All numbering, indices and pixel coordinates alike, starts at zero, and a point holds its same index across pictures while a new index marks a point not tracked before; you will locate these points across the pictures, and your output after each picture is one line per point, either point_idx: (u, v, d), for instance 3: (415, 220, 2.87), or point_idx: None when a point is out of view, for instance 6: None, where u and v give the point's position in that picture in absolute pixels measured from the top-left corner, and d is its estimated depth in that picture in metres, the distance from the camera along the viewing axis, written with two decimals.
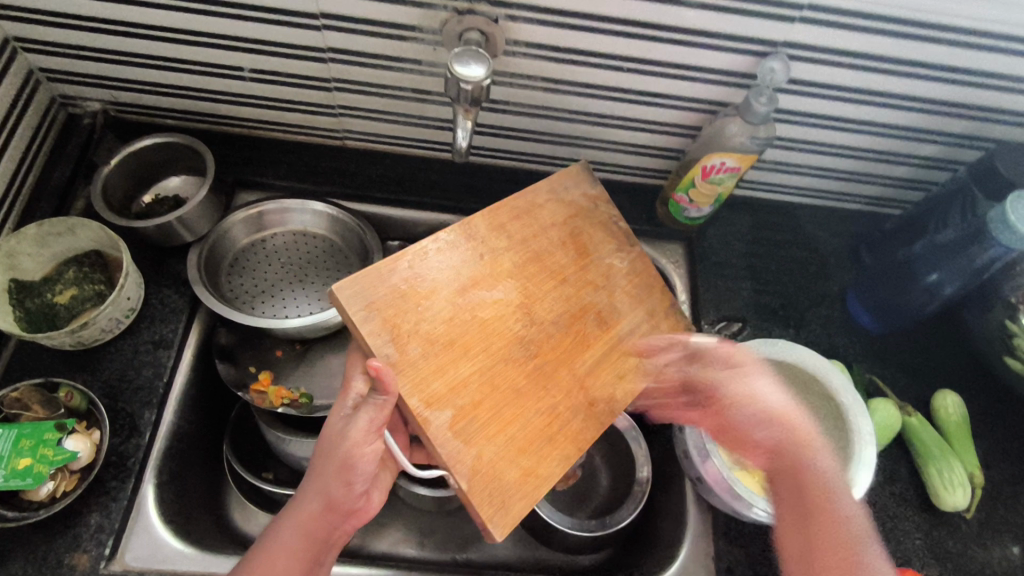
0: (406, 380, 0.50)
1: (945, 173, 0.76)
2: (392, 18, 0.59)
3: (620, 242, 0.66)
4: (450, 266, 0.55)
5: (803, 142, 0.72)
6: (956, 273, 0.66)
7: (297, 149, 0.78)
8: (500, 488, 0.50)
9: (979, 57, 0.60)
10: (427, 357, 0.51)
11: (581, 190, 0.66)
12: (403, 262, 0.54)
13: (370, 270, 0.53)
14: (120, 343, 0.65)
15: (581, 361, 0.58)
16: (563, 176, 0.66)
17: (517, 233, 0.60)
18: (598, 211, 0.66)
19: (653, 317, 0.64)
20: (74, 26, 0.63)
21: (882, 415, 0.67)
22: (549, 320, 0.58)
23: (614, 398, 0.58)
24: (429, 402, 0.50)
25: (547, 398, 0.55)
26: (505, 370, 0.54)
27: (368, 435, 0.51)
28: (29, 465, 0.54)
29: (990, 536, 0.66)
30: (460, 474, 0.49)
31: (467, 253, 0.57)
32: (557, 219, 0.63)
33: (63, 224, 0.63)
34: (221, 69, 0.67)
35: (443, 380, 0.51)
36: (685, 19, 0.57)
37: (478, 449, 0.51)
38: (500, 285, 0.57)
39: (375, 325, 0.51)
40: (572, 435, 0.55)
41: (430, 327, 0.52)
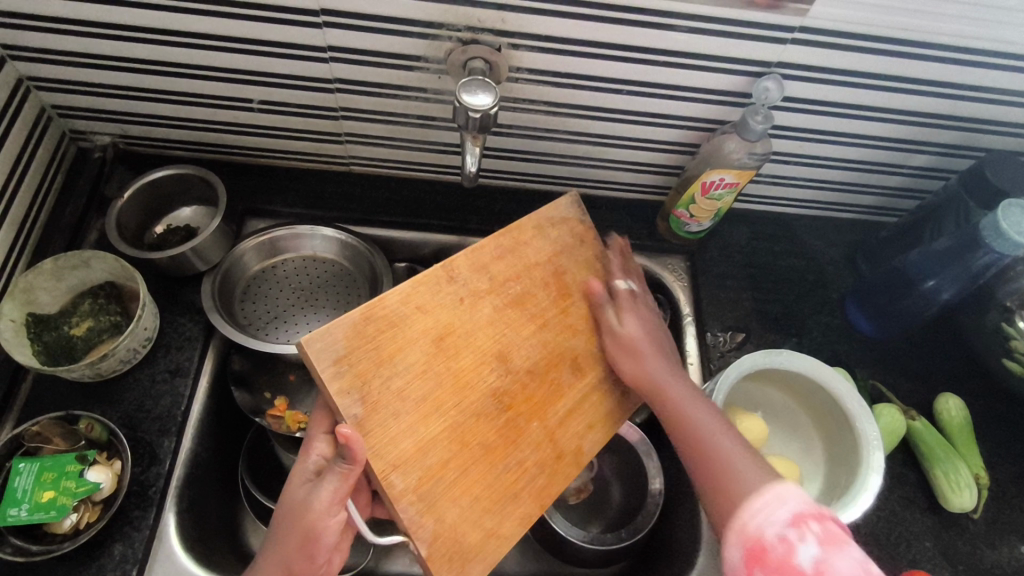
0: (373, 442, 0.49)
1: (936, 182, 0.78)
2: (398, 50, 0.61)
3: (604, 280, 0.66)
4: (429, 314, 0.54)
5: (797, 156, 0.74)
6: (953, 279, 0.68)
7: (303, 176, 0.79)
8: (460, 550, 0.51)
9: (965, 72, 0.62)
10: (397, 416, 0.50)
11: (568, 226, 0.66)
12: (381, 308, 0.52)
13: (343, 319, 0.50)
14: (137, 373, 0.65)
15: (552, 413, 0.58)
16: (549, 211, 0.65)
17: (501, 274, 0.59)
18: (585, 247, 0.66)
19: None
20: (86, 64, 0.65)
21: (886, 419, 0.68)
22: (524, 369, 0.57)
23: (581, 449, 0.59)
24: (396, 466, 0.49)
25: (515, 453, 0.55)
26: (475, 426, 0.53)
27: (332, 505, 0.49)
28: (52, 498, 0.55)
29: (997, 536, 0.68)
30: (421, 537, 0.49)
31: (443, 296, 0.55)
32: (541, 257, 0.62)
33: (79, 258, 0.64)
34: (229, 101, 0.69)
35: (412, 440, 0.50)
36: (679, 42, 0.60)
37: (439, 512, 0.50)
38: (476, 333, 0.56)
39: (345, 381, 0.49)
40: (538, 491, 0.55)
41: (400, 383, 0.51)
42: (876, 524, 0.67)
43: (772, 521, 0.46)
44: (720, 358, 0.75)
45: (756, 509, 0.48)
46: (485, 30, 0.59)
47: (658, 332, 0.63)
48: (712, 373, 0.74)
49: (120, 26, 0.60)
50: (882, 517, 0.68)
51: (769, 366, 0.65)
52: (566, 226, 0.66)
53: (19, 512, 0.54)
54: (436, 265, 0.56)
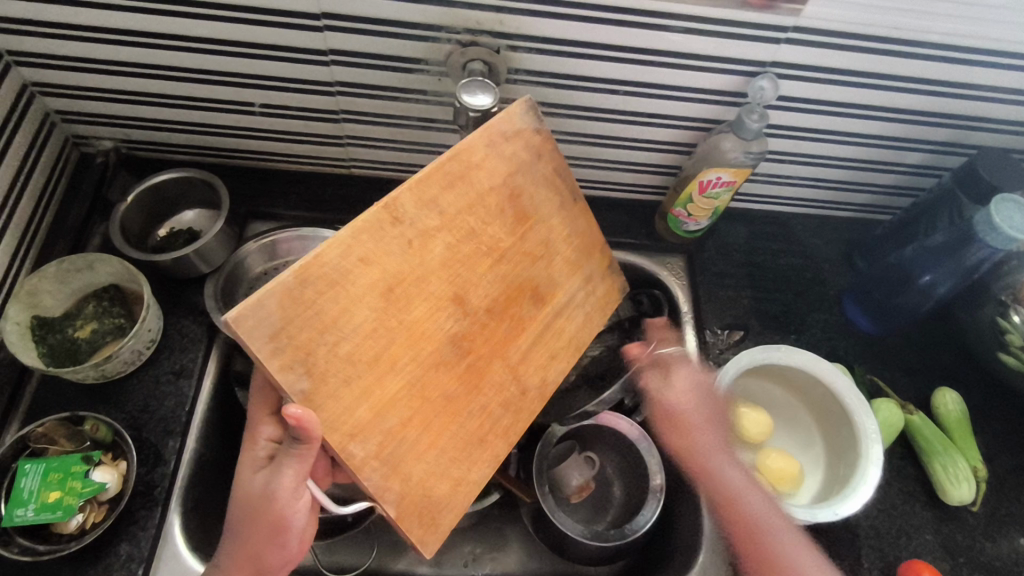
0: (328, 414, 0.45)
1: (930, 179, 0.79)
2: (399, 52, 0.62)
3: (563, 199, 0.63)
4: (373, 264, 0.48)
5: (792, 155, 0.75)
6: (947, 273, 0.69)
7: (304, 179, 0.80)
8: (430, 504, 0.50)
9: (957, 70, 0.63)
10: (350, 382, 0.46)
11: (523, 140, 0.59)
12: (319, 266, 0.45)
13: (276, 286, 0.43)
14: (142, 374, 0.66)
15: (512, 348, 0.56)
16: (502, 124, 0.57)
17: (450, 208, 0.53)
18: (542, 163, 0.61)
19: (590, 282, 0.65)
20: (90, 69, 0.66)
21: (885, 414, 0.69)
22: (481, 308, 0.54)
23: (544, 381, 0.59)
24: (354, 434, 0.46)
25: (478, 398, 0.54)
26: (434, 377, 0.51)
27: (296, 488, 0.50)
28: (59, 498, 0.56)
29: (997, 529, 0.68)
30: (389, 501, 0.48)
31: (390, 242, 0.49)
32: (494, 180, 0.56)
33: (83, 261, 0.65)
34: (232, 105, 0.70)
35: (369, 405, 0.47)
36: (673, 43, 0.61)
37: (405, 472, 0.49)
38: (429, 277, 0.51)
39: (287, 357, 0.43)
40: (501, 430, 0.55)
41: (350, 347, 0.46)
42: (876, 517, 0.68)
43: None
44: (719, 355, 0.75)
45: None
46: (484, 32, 0.60)
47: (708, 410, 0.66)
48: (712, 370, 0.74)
49: (122, 31, 0.61)
50: (882, 510, 0.69)
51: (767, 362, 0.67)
52: (521, 140, 0.59)
53: (25, 512, 0.55)
54: (378, 205, 0.49)
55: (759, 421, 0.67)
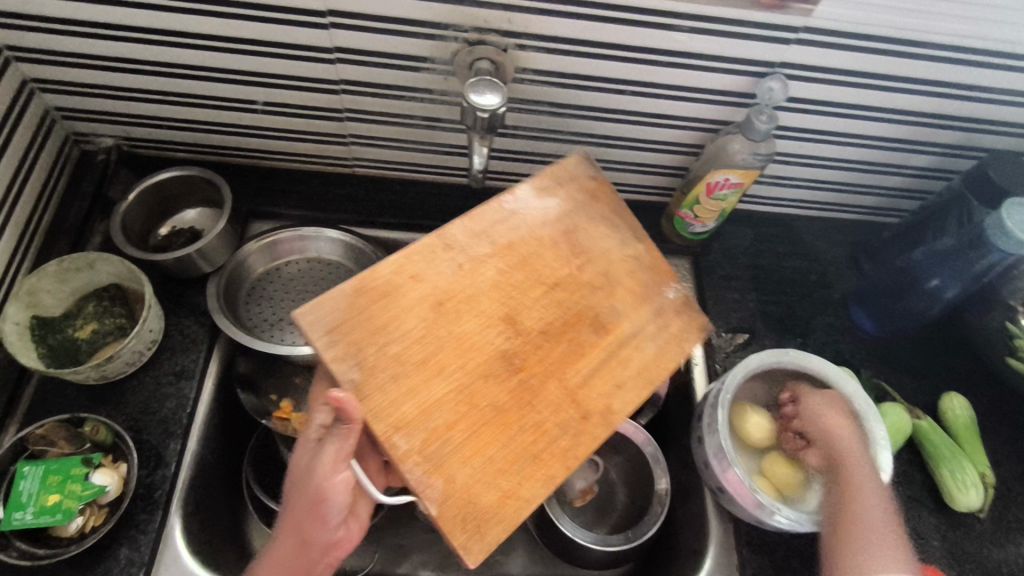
0: (373, 404, 0.50)
1: (938, 182, 0.78)
2: (405, 50, 0.61)
3: (624, 236, 0.63)
4: (422, 281, 0.55)
5: (800, 156, 0.74)
6: (957, 277, 0.69)
7: (307, 178, 0.79)
8: (476, 512, 0.48)
9: (967, 72, 0.63)
10: (397, 379, 0.51)
11: (577, 183, 0.64)
12: (374, 280, 0.54)
13: (338, 294, 0.53)
14: (142, 375, 0.65)
15: (572, 371, 0.55)
16: (555, 171, 0.63)
17: (501, 239, 0.59)
18: (598, 204, 0.63)
19: (663, 317, 0.60)
20: (91, 65, 0.65)
21: (892, 419, 0.68)
22: (535, 330, 0.56)
23: (610, 408, 0.55)
24: (397, 427, 0.49)
25: (532, 414, 0.53)
26: (484, 386, 0.53)
27: (335, 465, 0.48)
28: (58, 501, 0.55)
29: (1004, 534, 0.68)
30: (430, 498, 0.48)
31: (441, 264, 0.56)
32: (550, 217, 0.61)
33: (84, 259, 0.65)
34: (235, 103, 0.69)
35: (414, 403, 0.50)
36: (680, 43, 0.60)
37: (449, 473, 0.49)
38: (480, 296, 0.56)
39: (341, 348, 0.51)
40: (560, 451, 0.52)
41: (399, 349, 0.52)
42: None
43: None
44: (725, 359, 0.75)
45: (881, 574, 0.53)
46: (492, 30, 0.59)
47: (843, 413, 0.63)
48: (718, 373, 0.74)
49: (124, 27, 0.60)
50: None
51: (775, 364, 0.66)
52: (576, 185, 0.64)
53: (24, 515, 0.54)
54: (431, 236, 0.57)
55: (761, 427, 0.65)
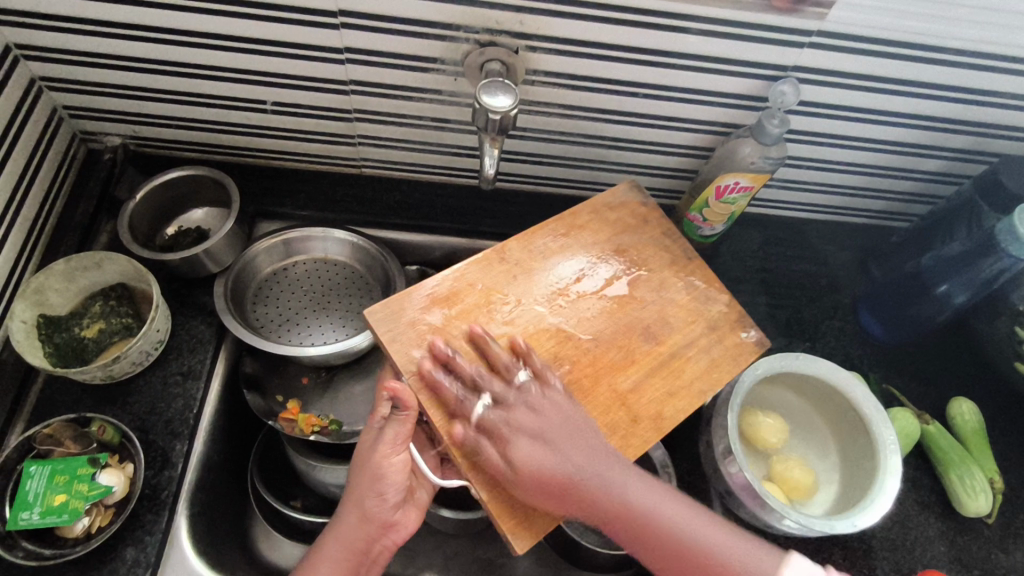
0: (430, 393, 0.52)
1: (947, 187, 0.78)
2: (416, 51, 0.61)
3: (674, 256, 0.64)
4: (480, 288, 0.58)
5: (810, 160, 0.74)
6: (966, 284, 0.68)
7: (315, 178, 0.79)
8: (525, 499, 0.50)
9: (979, 77, 0.63)
10: (454, 372, 0.53)
11: (627, 209, 0.66)
12: (436, 286, 0.58)
13: (403, 295, 0.57)
14: (149, 375, 0.65)
15: (623, 376, 0.56)
16: (605, 198, 0.66)
17: (554, 253, 0.61)
18: (648, 228, 0.65)
19: (715, 332, 0.60)
20: (99, 64, 0.64)
21: (901, 423, 0.68)
22: (587, 336, 0.58)
23: (662, 414, 0.55)
24: (452, 414, 0.52)
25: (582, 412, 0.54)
26: None
27: (394, 446, 0.53)
28: (64, 501, 0.55)
29: (1012, 541, 0.68)
30: (479, 481, 0.50)
31: (498, 273, 0.59)
32: (601, 237, 0.63)
33: (91, 258, 0.64)
34: (244, 103, 0.69)
35: (469, 394, 0.53)
36: (692, 46, 0.60)
37: (500, 461, 0.51)
38: (534, 303, 0.58)
39: (405, 342, 0.54)
40: None
41: (457, 346, 0.55)
42: (891, 528, 0.67)
43: None
44: None
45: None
46: (503, 32, 0.59)
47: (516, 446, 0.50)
48: None
49: (133, 26, 0.60)
50: (896, 522, 0.68)
51: (785, 369, 0.65)
52: (626, 210, 0.66)
53: (30, 516, 0.54)
54: (488, 249, 0.61)
55: (773, 427, 0.65)
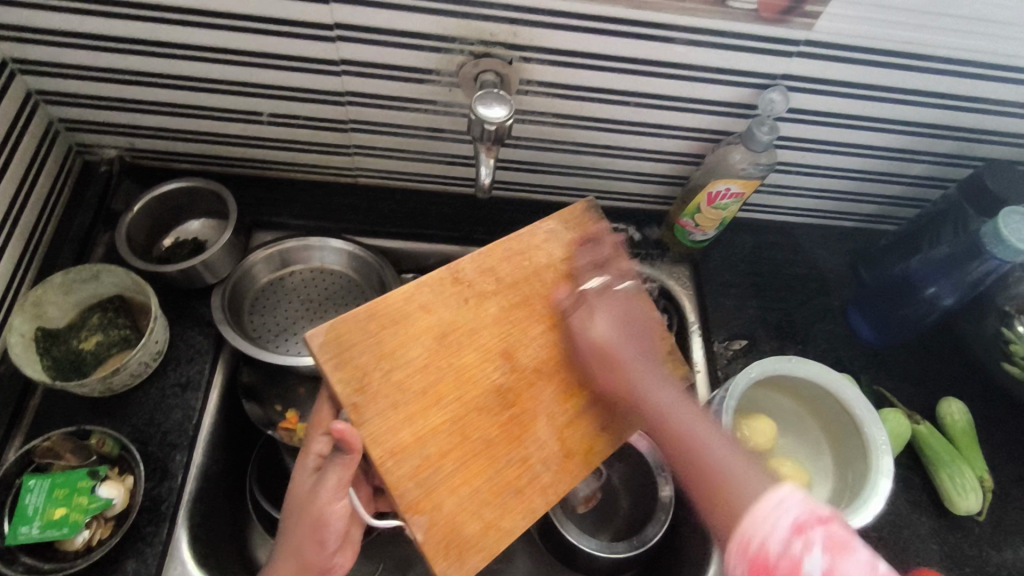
0: (372, 429, 0.51)
1: (933, 190, 0.80)
2: (411, 63, 0.62)
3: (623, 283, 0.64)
4: (431, 313, 0.55)
5: (800, 166, 0.75)
6: (953, 285, 0.69)
7: (311, 188, 0.79)
8: (459, 539, 0.51)
9: (963, 83, 0.64)
10: (397, 406, 0.52)
11: (582, 230, 0.65)
12: (385, 307, 0.54)
13: (351, 316, 0.53)
14: (148, 387, 0.65)
15: (562, 411, 0.57)
16: (564, 217, 0.65)
17: (505, 277, 0.59)
18: (604, 249, 0.64)
19: None
20: (95, 77, 0.65)
21: (892, 424, 0.69)
22: (532, 368, 0.57)
23: (593, 448, 0.58)
24: (394, 452, 0.51)
25: (521, 448, 0.55)
26: (477, 418, 0.54)
27: (337, 492, 0.51)
28: (65, 514, 0.55)
29: (1001, 538, 0.69)
30: (417, 524, 0.50)
31: (449, 297, 0.56)
32: (555, 257, 0.62)
33: (88, 271, 0.64)
34: (240, 114, 0.69)
35: (411, 429, 0.51)
36: (682, 55, 0.61)
37: (438, 501, 0.51)
38: (480, 330, 0.56)
39: (347, 373, 0.51)
40: (541, 486, 0.55)
41: (402, 376, 0.52)
42: (884, 528, 0.68)
43: (775, 534, 0.42)
44: (726, 365, 0.75)
45: (757, 520, 0.43)
46: (497, 43, 0.60)
47: (620, 322, 0.60)
48: (720, 380, 0.74)
49: (129, 40, 0.61)
50: (889, 521, 0.69)
51: (778, 372, 0.66)
52: (580, 231, 0.65)
53: (30, 530, 0.54)
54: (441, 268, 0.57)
55: (761, 430, 0.66)
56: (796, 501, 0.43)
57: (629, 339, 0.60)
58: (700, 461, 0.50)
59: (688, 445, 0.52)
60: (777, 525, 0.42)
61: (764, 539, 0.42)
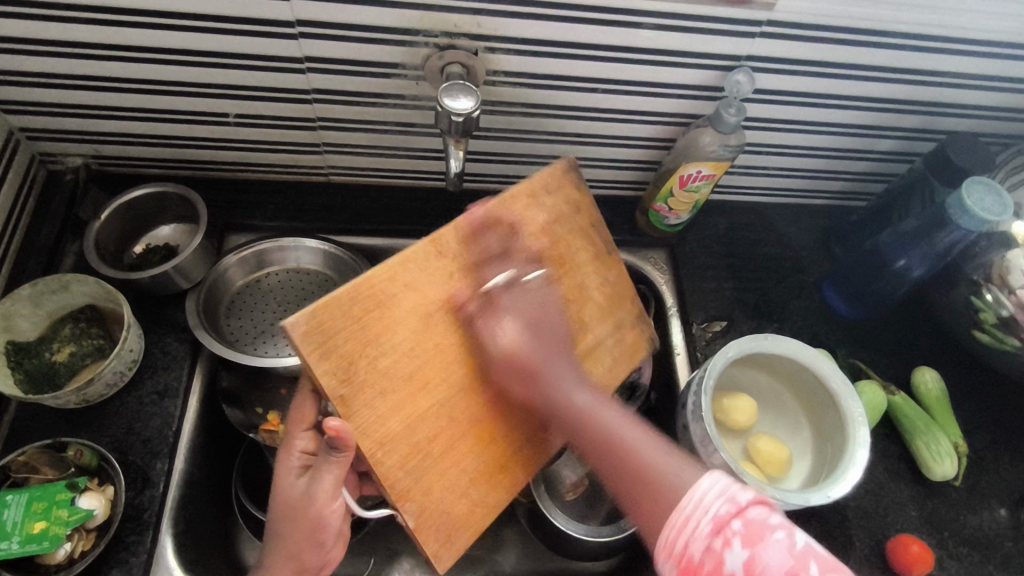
0: (361, 422, 0.48)
1: (900, 165, 0.81)
2: (376, 57, 0.62)
3: (597, 250, 0.64)
4: (418, 291, 0.52)
5: (769, 146, 0.76)
6: (923, 257, 0.71)
7: (283, 188, 0.79)
8: (447, 522, 0.52)
9: (923, 57, 0.65)
10: (385, 394, 0.50)
11: (564, 193, 0.63)
12: (370, 286, 0.50)
13: (334, 299, 0.48)
14: (125, 396, 0.64)
15: None
16: (544, 180, 0.62)
17: (492, 249, 0.57)
18: (579, 217, 0.63)
19: (620, 328, 0.64)
20: (53, 83, 0.63)
21: (869, 396, 0.70)
22: None
23: None
24: (383, 443, 0.49)
25: (501, 424, 0.56)
26: (464, 401, 0.53)
27: (331, 492, 0.51)
28: (44, 528, 0.55)
29: (977, 501, 0.71)
30: (408, 511, 0.50)
31: (436, 274, 0.53)
32: (537, 226, 0.60)
33: (58, 281, 0.63)
34: (206, 116, 0.68)
35: (400, 418, 0.50)
36: (648, 40, 0.61)
37: (427, 487, 0.51)
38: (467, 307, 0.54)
39: (333, 363, 0.47)
40: (521, 459, 0.57)
41: (390, 362, 0.50)
42: (864, 498, 0.70)
43: (698, 534, 0.42)
44: (706, 346, 0.76)
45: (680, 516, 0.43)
46: (461, 34, 0.59)
47: (537, 320, 0.57)
48: (699, 361, 0.75)
49: (86, 44, 0.59)
50: (869, 491, 0.70)
51: (754, 350, 0.67)
52: (561, 196, 0.63)
53: (9, 545, 0.53)
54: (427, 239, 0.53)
55: (739, 407, 0.67)
56: (717, 487, 0.43)
57: (555, 340, 0.57)
58: (626, 464, 0.50)
59: (616, 451, 0.51)
60: (698, 524, 0.42)
61: (686, 540, 0.43)
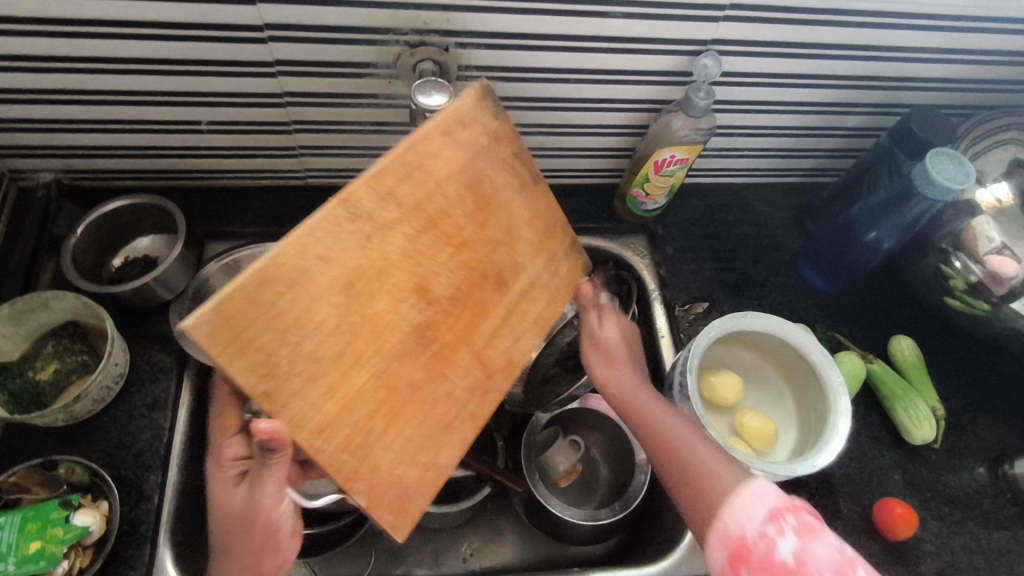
0: (292, 413, 0.43)
1: (867, 139, 0.83)
2: (348, 58, 0.62)
3: (524, 181, 0.57)
4: (332, 260, 0.44)
5: (740, 128, 0.78)
6: (893, 227, 0.72)
7: (261, 193, 0.79)
8: (401, 491, 0.49)
9: (883, 34, 0.67)
10: (312, 380, 0.44)
11: (483, 126, 0.53)
12: (275, 263, 0.42)
13: (235, 289, 0.40)
14: (113, 411, 0.64)
15: (479, 333, 0.53)
16: (457, 112, 0.51)
17: (408, 200, 0.48)
18: (502, 151, 0.54)
19: (553, 263, 0.60)
20: (18, 100, 0.62)
21: (848, 367, 0.73)
22: (446, 298, 0.51)
23: (512, 359, 0.56)
24: (321, 430, 0.44)
25: (443, 384, 0.51)
26: (401, 368, 0.48)
27: (279, 492, 0.48)
28: (40, 548, 0.54)
29: (956, 461, 0.73)
30: (360, 491, 0.46)
31: (348, 238, 0.45)
32: (454, 167, 0.51)
33: (36, 299, 0.62)
34: (178, 125, 0.68)
35: (333, 400, 0.45)
36: (618, 28, 0.62)
37: (375, 462, 0.47)
38: (390, 269, 0.47)
39: (247, 360, 0.41)
40: (470, 414, 0.53)
41: (312, 346, 0.44)
42: (849, 465, 0.72)
43: (755, 517, 0.46)
44: (688, 327, 0.78)
45: (735, 509, 0.47)
46: (431, 31, 0.60)
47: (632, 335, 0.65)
48: (683, 342, 0.77)
49: (51, 59, 0.59)
50: (854, 458, 0.72)
51: (736, 328, 0.68)
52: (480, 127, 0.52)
53: (5, 567, 0.53)
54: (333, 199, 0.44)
55: (726, 385, 0.69)
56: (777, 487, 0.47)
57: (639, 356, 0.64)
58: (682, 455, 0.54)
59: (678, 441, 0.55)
60: (755, 512, 0.46)
61: (743, 523, 0.46)
